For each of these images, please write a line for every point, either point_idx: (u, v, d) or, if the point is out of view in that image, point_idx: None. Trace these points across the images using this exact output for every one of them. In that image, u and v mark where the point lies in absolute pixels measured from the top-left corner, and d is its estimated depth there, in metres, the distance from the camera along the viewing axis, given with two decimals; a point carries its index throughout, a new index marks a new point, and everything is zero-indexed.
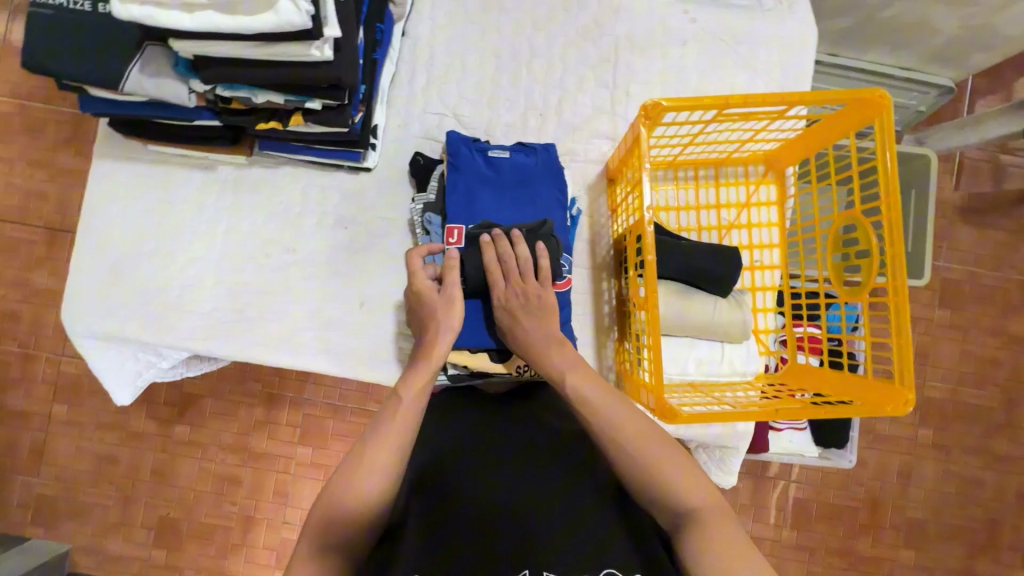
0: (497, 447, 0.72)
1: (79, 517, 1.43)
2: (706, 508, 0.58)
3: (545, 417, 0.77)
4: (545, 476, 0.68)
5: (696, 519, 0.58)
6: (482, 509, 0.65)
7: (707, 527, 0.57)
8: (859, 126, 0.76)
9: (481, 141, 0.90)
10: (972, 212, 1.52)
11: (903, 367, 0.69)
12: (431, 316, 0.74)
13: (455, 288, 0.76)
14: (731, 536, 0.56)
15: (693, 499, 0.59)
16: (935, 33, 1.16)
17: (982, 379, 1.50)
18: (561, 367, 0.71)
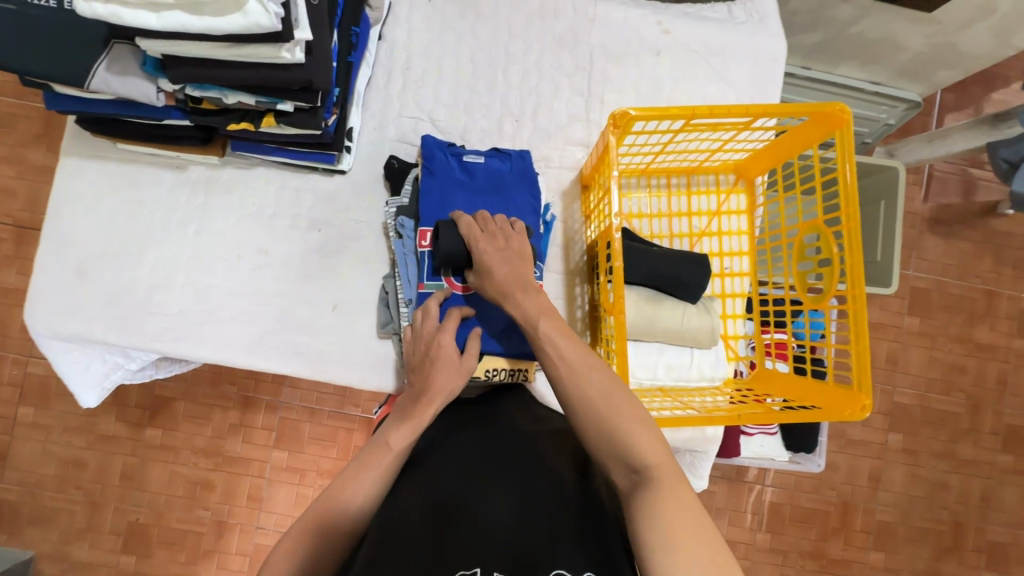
0: (458, 455, 0.71)
1: (44, 523, 1.39)
2: (661, 468, 0.56)
3: (513, 424, 0.79)
4: (501, 478, 0.67)
5: (650, 475, 0.56)
6: (434, 510, 0.63)
7: (659, 485, 0.55)
8: (821, 139, 0.78)
9: (455, 146, 0.91)
10: (939, 223, 1.57)
11: (862, 374, 0.70)
12: (435, 375, 0.75)
13: (474, 361, 0.78)
14: (680, 501, 0.54)
15: (649, 456, 0.57)
16: (900, 49, 1.20)
17: (948, 385, 1.54)
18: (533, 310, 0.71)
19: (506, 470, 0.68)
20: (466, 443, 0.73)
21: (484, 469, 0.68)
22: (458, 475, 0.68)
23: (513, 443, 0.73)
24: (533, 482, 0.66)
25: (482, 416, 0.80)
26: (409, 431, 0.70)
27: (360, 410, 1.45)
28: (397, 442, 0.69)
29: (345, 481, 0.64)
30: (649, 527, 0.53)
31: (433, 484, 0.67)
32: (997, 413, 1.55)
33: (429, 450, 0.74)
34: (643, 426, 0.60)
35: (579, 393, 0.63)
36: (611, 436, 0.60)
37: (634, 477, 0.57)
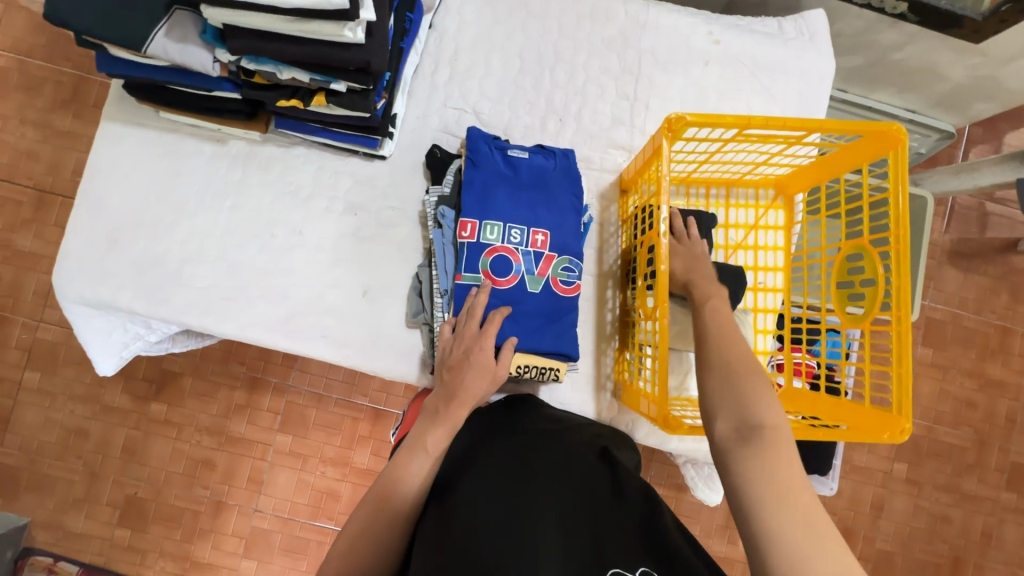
0: (489, 460, 0.72)
1: (39, 490, 1.38)
2: (780, 431, 0.55)
3: (530, 417, 0.80)
4: (534, 477, 0.68)
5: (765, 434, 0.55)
6: (481, 514, 0.63)
7: (774, 447, 0.54)
8: (872, 159, 0.77)
9: (500, 139, 0.90)
10: (959, 256, 1.57)
11: (902, 397, 0.70)
12: (472, 378, 0.77)
13: (506, 371, 0.80)
14: (794, 461, 0.53)
15: (768, 416, 0.56)
16: (942, 79, 1.19)
17: (957, 419, 1.53)
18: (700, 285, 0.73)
19: (537, 470, 0.69)
20: (492, 446, 0.74)
21: (515, 470, 0.69)
22: (492, 479, 0.68)
23: (537, 441, 0.74)
24: (564, 480, 0.68)
25: (511, 417, 0.80)
26: (443, 433, 0.74)
27: (367, 400, 1.44)
28: (431, 446, 0.73)
29: (385, 485, 0.70)
30: (765, 484, 0.51)
31: (471, 489, 0.67)
32: (1004, 450, 1.54)
33: (461, 459, 0.75)
34: (766, 389, 0.58)
35: (714, 348, 0.63)
36: (737, 391, 0.59)
37: (743, 432, 0.56)
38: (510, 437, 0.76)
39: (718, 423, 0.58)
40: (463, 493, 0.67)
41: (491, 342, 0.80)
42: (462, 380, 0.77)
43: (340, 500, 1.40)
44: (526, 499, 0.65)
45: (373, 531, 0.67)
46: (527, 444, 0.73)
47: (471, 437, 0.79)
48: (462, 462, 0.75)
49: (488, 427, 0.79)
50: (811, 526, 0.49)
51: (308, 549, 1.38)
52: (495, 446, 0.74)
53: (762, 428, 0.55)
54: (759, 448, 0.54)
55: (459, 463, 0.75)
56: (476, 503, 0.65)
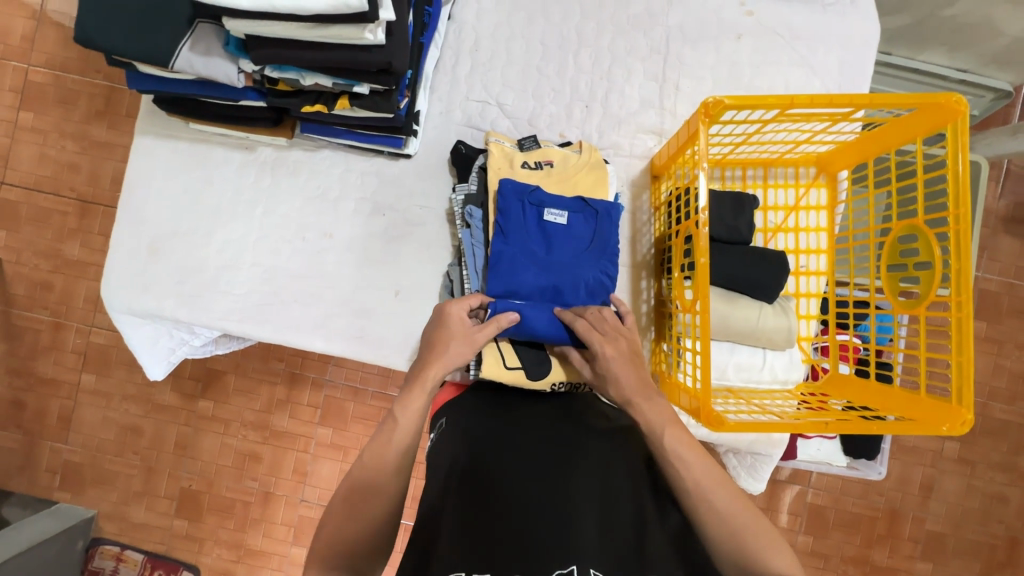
0: (529, 445, 0.70)
1: (102, 484, 1.46)
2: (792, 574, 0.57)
3: (583, 415, 0.78)
4: (579, 469, 0.67)
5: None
6: (518, 504, 0.63)
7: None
8: (928, 132, 0.73)
9: (537, 192, 0.83)
10: (1015, 222, 1.47)
11: (962, 387, 0.66)
12: (442, 340, 0.73)
13: (484, 335, 0.75)
14: None
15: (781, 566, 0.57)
16: (999, 35, 1.10)
17: (1014, 395, 1.45)
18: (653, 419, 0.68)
19: (582, 462, 0.68)
20: (535, 433, 0.73)
21: (559, 461, 0.68)
22: (536, 468, 0.67)
23: (581, 435, 0.72)
24: (607, 478, 0.67)
25: (564, 411, 0.78)
26: (415, 404, 0.69)
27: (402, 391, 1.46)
28: (403, 416, 0.68)
29: (369, 456, 0.65)
30: None
31: (513, 477, 0.66)
32: None
33: (504, 437, 0.72)
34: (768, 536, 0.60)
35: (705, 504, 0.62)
36: (748, 552, 0.59)
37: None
38: (550, 436, 0.72)
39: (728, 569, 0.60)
40: (504, 481, 0.66)
41: (460, 309, 0.76)
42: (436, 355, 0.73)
43: None
44: (568, 492, 0.64)
45: (356, 513, 0.62)
46: (570, 437, 0.72)
47: (510, 422, 0.75)
48: (502, 435, 0.72)
49: (529, 417, 0.77)
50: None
51: None
52: (537, 435, 0.72)
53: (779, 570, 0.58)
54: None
55: (499, 437, 0.72)
56: (517, 496, 0.64)
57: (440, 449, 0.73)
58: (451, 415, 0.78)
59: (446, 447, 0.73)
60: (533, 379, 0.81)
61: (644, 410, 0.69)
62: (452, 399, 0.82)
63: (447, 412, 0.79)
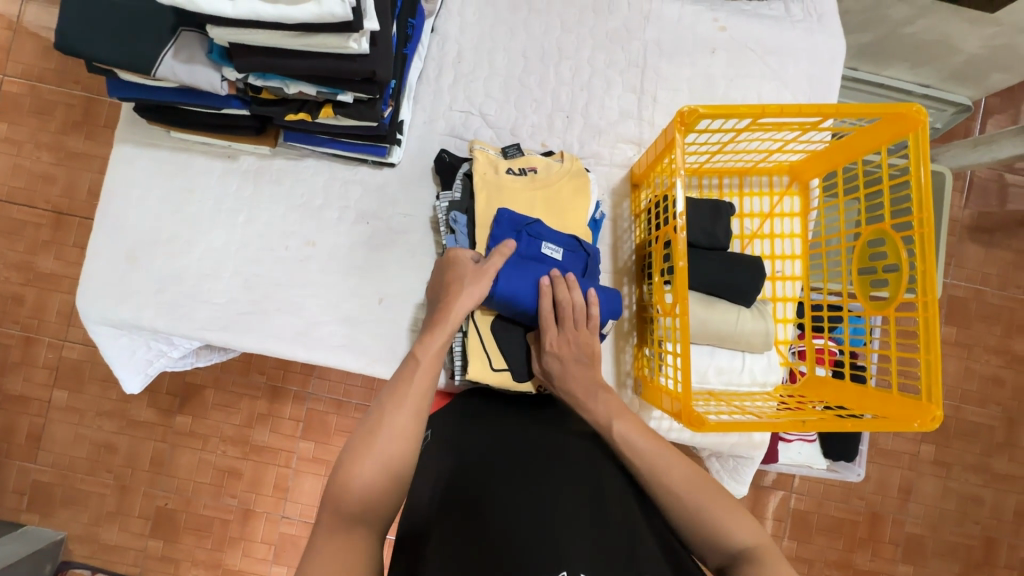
0: (513, 456, 0.70)
1: (73, 504, 1.41)
2: (765, 545, 0.59)
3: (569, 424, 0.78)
4: (563, 479, 0.67)
5: (754, 556, 0.58)
6: (504, 511, 0.62)
7: (765, 558, 0.58)
8: (891, 140, 0.76)
9: (534, 225, 0.83)
10: (980, 231, 1.53)
11: (931, 384, 0.69)
12: (456, 280, 0.77)
13: (494, 268, 0.78)
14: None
15: (749, 539, 0.59)
16: (957, 51, 1.16)
17: (984, 397, 1.50)
18: (605, 413, 0.72)
19: (567, 471, 0.68)
20: (521, 442, 0.73)
21: (542, 470, 0.68)
22: (520, 477, 0.66)
23: (564, 444, 0.73)
24: (594, 484, 0.67)
25: (542, 418, 0.79)
26: (436, 341, 0.73)
27: None
28: (424, 350, 0.72)
29: (388, 400, 0.66)
30: None
31: (498, 484, 0.66)
32: None
33: (490, 447, 0.72)
34: (740, 511, 0.61)
35: (664, 490, 0.63)
36: (718, 529, 0.60)
37: (733, 558, 0.59)
38: (534, 447, 0.72)
39: (709, 555, 0.61)
40: (489, 491, 0.65)
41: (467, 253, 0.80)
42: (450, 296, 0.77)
43: None
44: (552, 499, 0.64)
45: (375, 454, 0.61)
46: (553, 444, 0.72)
47: (495, 430, 0.75)
48: (487, 446, 0.72)
49: (513, 424, 0.77)
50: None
51: None
52: (521, 443, 0.72)
53: (750, 547, 0.59)
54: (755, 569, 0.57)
55: (483, 446, 0.72)
56: (502, 504, 0.63)
57: (427, 464, 0.73)
58: (435, 429, 0.78)
59: (433, 462, 0.72)
60: (519, 381, 0.83)
61: (592, 403, 0.74)
62: (439, 411, 0.82)
63: (433, 424, 0.79)
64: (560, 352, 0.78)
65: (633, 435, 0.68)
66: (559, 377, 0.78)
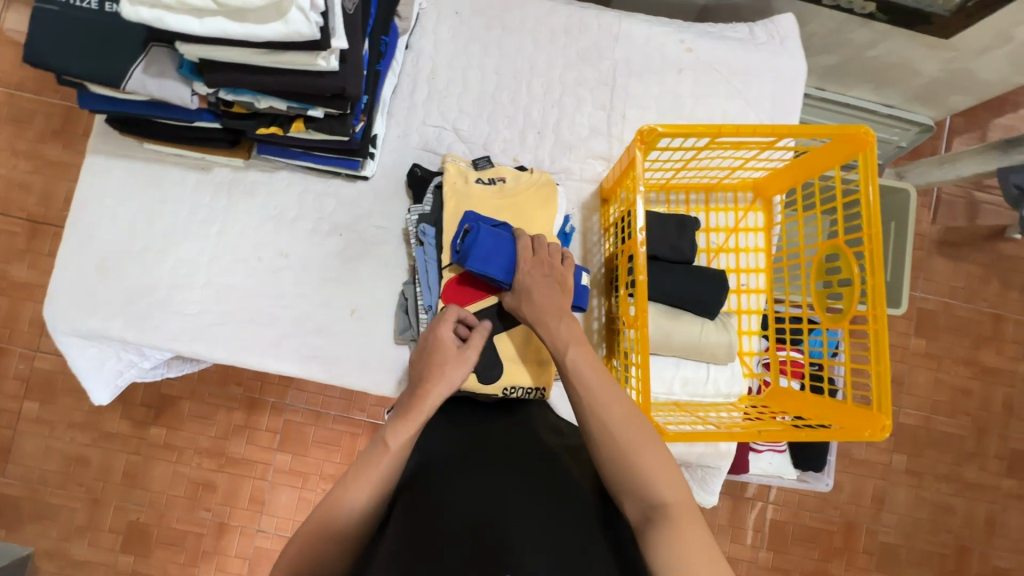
0: (477, 458, 0.70)
1: (42, 519, 1.38)
2: (683, 506, 0.58)
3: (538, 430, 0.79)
4: (522, 482, 0.67)
5: (666, 512, 0.58)
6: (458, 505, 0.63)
7: (677, 522, 0.57)
8: (844, 160, 0.79)
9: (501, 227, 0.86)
10: (947, 245, 1.58)
11: (881, 395, 0.72)
12: (437, 364, 0.75)
13: (475, 353, 0.78)
14: (695, 539, 0.55)
15: (669, 494, 0.59)
16: (916, 73, 1.21)
17: (953, 407, 1.54)
18: (566, 339, 0.73)
19: (530, 472, 0.68)
20: (490, 443, 0.73)
21: (502, 472, 0.68)
22: (478, 476, 0.67)
23: (533, 447, 0.74)
24: (554, 486, 0.67)
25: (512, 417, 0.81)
26: (408, 429, 0.68)
27: (365, 415, 1.44)
28: (396, 440, 0.66)
29: (350, 481, 0.63)
30: (656, 559, 0.55)
31: (455, 481, 0.66)
32: (1002, 437, 1.54)
33: (458, 446, 0.73)
34: (666, 458, 0.62)
35: (601, 421, 0.65)
36: (642, 477, 0.60)
37: (647, 514, 0.58)
38: (497, 449, 0.72)
39: (627, 505, 0.61)
40: (450, 483, 0.66)
41: (449, 326, 0.78)
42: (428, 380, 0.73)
43: None
44: (506, 499, 0.64)
45: (327, 538, 0.60)
46: (517, 449, 0.72)
47: (464, 432, 0.76)
48: (456, 446, 0.73)
49: (484, 426, 0.78)
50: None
51: None
52: (490, 443, 0.73)
53: (666, 502, 0.58)
54: (667, 529, 0.56)
55: (452, 446, 0.73)
56: (454, 501, 0.64)
57: None
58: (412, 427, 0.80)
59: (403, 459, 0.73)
60: (485, 384, 0.83)
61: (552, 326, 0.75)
62: None
63: None
64: (531, 270, 0.79)
65: (587, 370, 0.69)
66: (526, 292, 0.78)
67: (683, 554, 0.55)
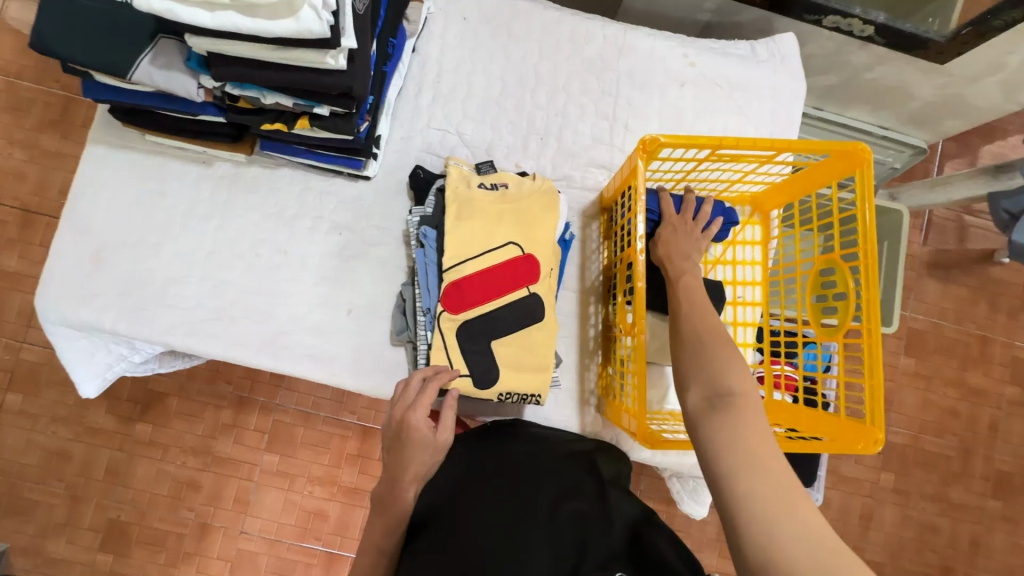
0: (480, 480, 0.73)
1: (20, 515, 1.35)
2: (749, 398, 0.59)
3: (522, 435, 0.80)
4: (530, 499, 0.71)
5: (737, 401, 0.58)
6: (481, 544, 0.66)
7: (745, 409, 0.57)
8: (841, 176, 0.81)
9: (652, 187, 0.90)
10: (937, 267, 1.60)
11: (875, 408, 0.73)
12: (409, 454, 0.74)
13: (449, 433, 0.77)
14: (763, 426, 0.56)
15: (738, 384, 0.60)
16: (911, 96, 1.24)
17: (941, 427, 1.55)
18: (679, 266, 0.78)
19: (527, 491, 0.72)
20: (477, 460, 0.77)
21: (508, 489, 0.72)
22: (488, 500, 0.70)
23: (523, 454, 0.76)
24: (558, 508, 0.70)
25: (485, 431, 0.81)
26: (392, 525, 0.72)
27: (355, 417, 1.43)
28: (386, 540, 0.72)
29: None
30: (731, 442, 0.55)
31: (467, 516, 0.69)
32: (987, 458, 1.55)
33: (454, 476, 0.76)
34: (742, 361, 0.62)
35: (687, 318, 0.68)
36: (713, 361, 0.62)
37: (715, 398, 0.59)
38: (492, 465, 0.75)
39: (692, 393, 0.61)
40: (454, 527, 0.68)
41: (421, 413, 0.75)
42: (401, 469, 0.73)
43: (328, 520, 1.39)
44: (519, 517, 0.68)
45: None
46: (510, 462, 0.75)
47: (460, 460, 0.77)
48: (456, 476, 0.75)
49: (473, 440, 0.80)
50: (766, 486, 0.52)
51: (295, 571, 1.37)
52: (477, 462, 0.76)
53: (733, 393, 0.59)
54: (730, 414, 0.57)
55: (453, 480, 0.75)
56: (470, 529, 0.67)
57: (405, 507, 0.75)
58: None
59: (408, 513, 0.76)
60: (480, 388, 0.83)
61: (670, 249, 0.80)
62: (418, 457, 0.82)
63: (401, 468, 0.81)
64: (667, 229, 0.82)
65: (696, 292, 0.73)
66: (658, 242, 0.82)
67: (755, 454, 0.54)
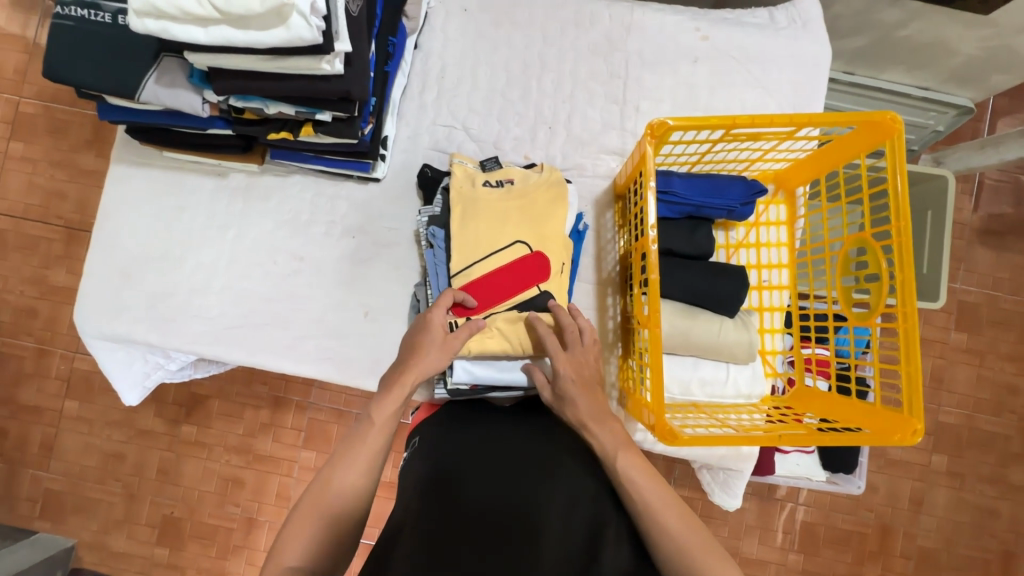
0: (507, 451, 0.73)
1: (84, 513, 1.44)
2: None
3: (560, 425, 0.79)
4: (553, 482, 0.70)
5: None
6: (493, 521, 0.66)
7: None
8: (869, 148, 0.76)
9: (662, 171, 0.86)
10: (991, 235, 1.49)
11: (913, 396, 0.68)
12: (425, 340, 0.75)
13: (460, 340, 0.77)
14: None
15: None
16: (953, 53, 1.14)
17: (998, 406, 1.45)
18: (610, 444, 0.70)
19: (552, 474, 0.71)
20: (498, 441, 0.75)
21: (535, 467, 0.71)
22: (510, 471, 0.70)
23: (557, 444, 0.75)
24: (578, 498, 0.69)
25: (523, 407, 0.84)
26: (391, 405, 0.72)
27: None
28: (379, 415, 0.71)
29: (340, 468, 0.67)
30: None
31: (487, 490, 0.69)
32: None
33: (480, 441, 0.75)
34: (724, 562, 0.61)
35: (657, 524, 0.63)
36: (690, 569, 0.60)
37: None
38: (526, 444, 0.74)
39: None
40: (471, 499, 0.68)
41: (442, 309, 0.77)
42: (411, 355, 0.75)
43: None
44: (539, 499, 0.68)
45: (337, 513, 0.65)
46: (547, 451, 0.73)
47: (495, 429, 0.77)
48: (486, 440, 0.75)
49: (510, 419, 0.80)
50: None
51: None
52: (508, 442, 0.75)
53: None
54: None
55: (483, 438, 0.75)
56: (484, 501, 0.68)
57: (426, 448, 0.75)
58: (423, 435, 0.79)
59: (410, 467, 0.75)
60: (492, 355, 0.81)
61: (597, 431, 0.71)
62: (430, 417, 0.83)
63: (421, 431, 0.80)
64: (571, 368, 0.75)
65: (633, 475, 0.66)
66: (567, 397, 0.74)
67: None
